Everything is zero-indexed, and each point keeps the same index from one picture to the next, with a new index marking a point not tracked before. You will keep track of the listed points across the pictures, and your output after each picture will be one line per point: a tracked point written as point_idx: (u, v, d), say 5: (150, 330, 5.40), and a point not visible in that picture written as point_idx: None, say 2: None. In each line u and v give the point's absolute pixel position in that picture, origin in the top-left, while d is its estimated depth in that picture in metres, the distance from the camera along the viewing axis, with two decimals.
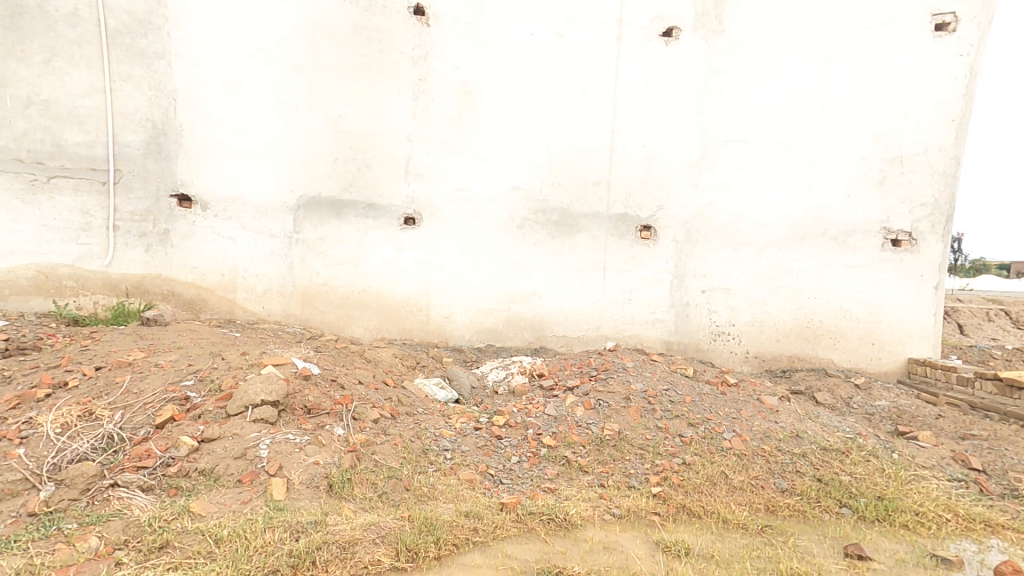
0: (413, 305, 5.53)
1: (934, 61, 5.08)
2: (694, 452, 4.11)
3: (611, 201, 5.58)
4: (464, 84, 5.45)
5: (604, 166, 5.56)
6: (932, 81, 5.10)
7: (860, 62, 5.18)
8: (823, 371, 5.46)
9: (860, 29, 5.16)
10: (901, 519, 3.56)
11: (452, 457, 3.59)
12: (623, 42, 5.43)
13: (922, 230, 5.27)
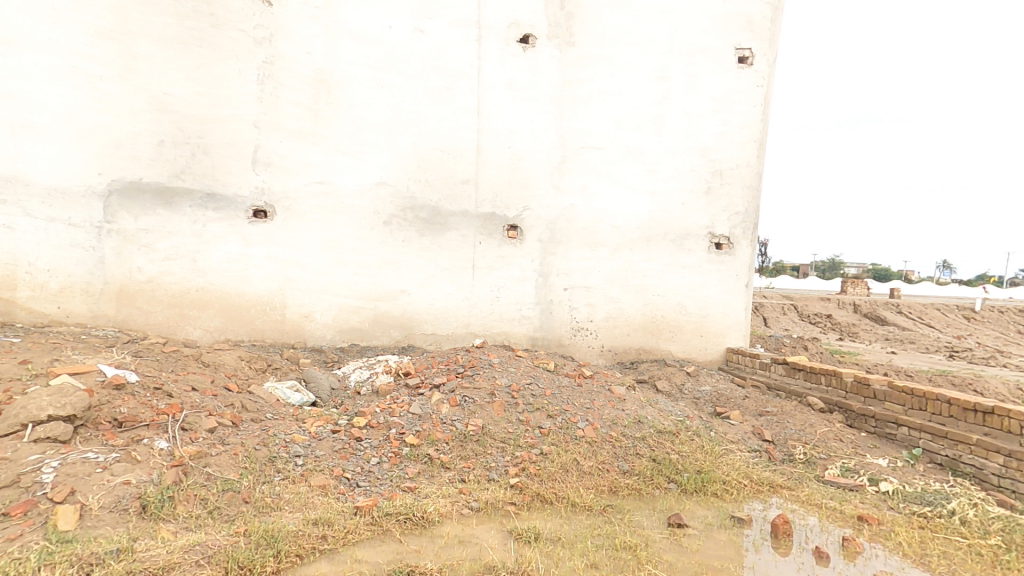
0: (267, 303, 5.15)
1: (741, 89, 5.90)
2: (551, 442, 4.40)
3: (479, 201, 5.71)
4: (318, 70, 5.22)
5: (471, 166, 5.67)
6: (740, 105, 5.93)
7: (687, 85, 5.88)
8: (663, 362, 6.17)
9: (686, 56, 5.84)
10: (713, 488, 4.22)
11: (304, 463, 3.43)
12: (482, 44, 5.59)
13: (738, 236, 6.14)
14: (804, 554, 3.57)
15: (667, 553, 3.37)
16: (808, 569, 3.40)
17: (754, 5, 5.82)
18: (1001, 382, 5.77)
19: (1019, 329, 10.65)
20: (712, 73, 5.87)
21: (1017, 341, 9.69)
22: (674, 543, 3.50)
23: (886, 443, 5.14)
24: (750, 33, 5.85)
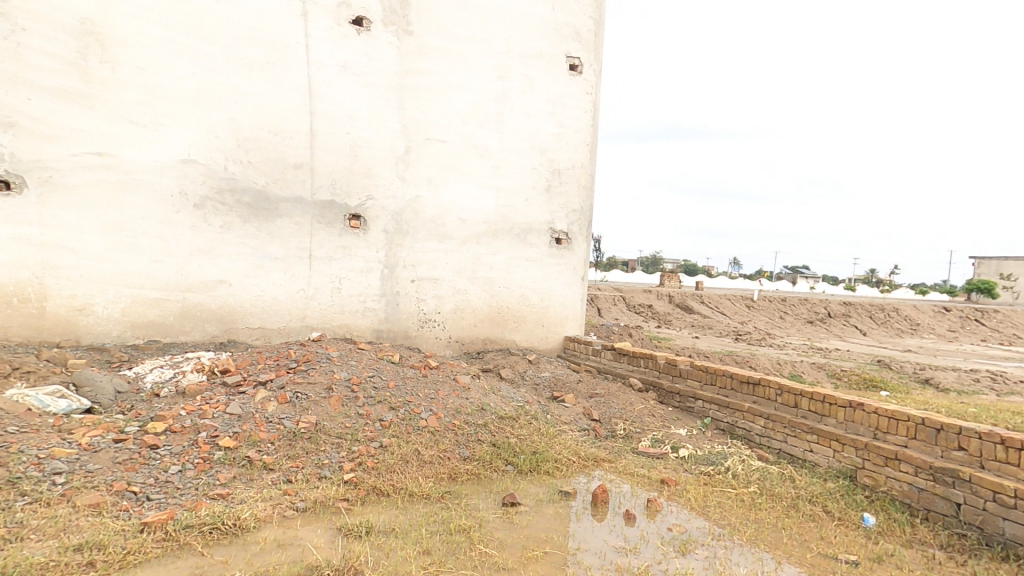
0: (15, 293, 4.31)
1: (573, 94, 6.42)
2: (392, 434, 4.36)
3: (315, 186, 5.40)
4: (85, 20, 4.45)
5: (305, 149, 5.33)
6: (573, 110, 6.45)
7: (525, 86, 6.22)
8: (508, 351, 6.47)
9: (523, 58, 6.17)
10: (545, 467, 4.56)
11: (66, 481, 3.02)
12: (310, 20, 5.29)
13: (575, 232, 6.68)
14: (616, 517, 4.08)
15: (498, 531, 3.57)
16: (619, 530, 3.90)
17: (579, 18, 6.36)
18: (767, 358, 7.18)
19: (782, 314, 13.27)
20: (546, 77, 6.29)
21: (779, 324, 12.10)
22: (506, 521, 3.72)
23: (686, 415, 6.20)
24: (578, 44, 6.40)
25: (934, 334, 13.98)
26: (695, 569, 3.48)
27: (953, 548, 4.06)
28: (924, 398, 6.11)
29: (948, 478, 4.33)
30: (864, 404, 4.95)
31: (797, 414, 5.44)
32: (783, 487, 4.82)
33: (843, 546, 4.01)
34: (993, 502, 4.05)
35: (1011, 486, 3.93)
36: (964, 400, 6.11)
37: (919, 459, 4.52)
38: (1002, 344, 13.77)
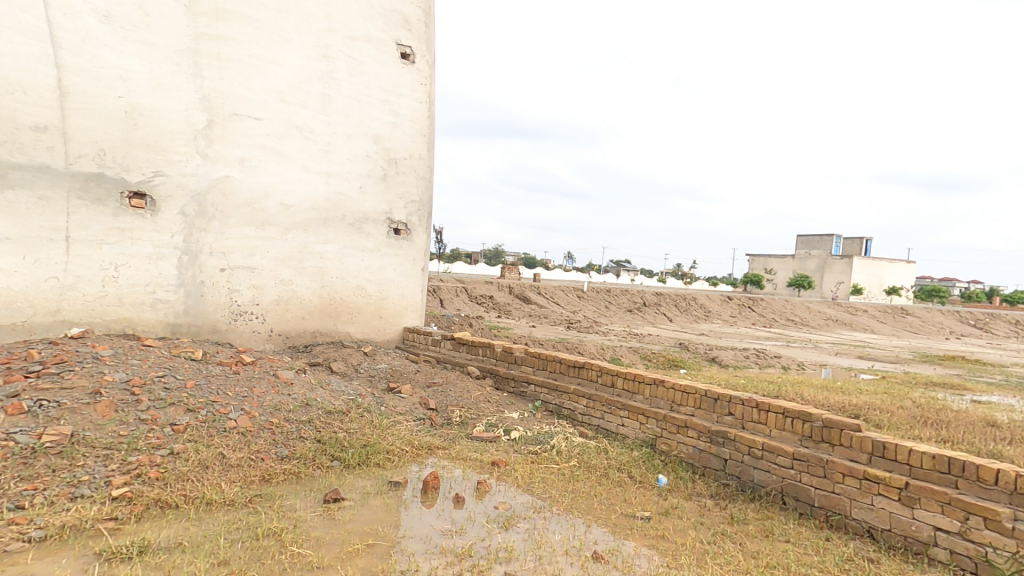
0: None
1: (406, 83, 6.39)
2: (187, 439, 3.92)
3: (74, 155, 4.61)
4: None
5: (51, 109, 4.50)
6: (407, 98, 6.41)
7: (350, 68, 6.04)
8: (341, 343, 6.20)
9: (347, 39, 6.01)
10: (375, 459, 4.45)
11: None
12: None
13: (414, 223, 6.62)
14: (446, 501, 4.15)
15: (316, 529, 3.37)
16: (447, 514, 3.97)
17: (408, 6, 6.35)
18: (594, 343, 7.91)
19: (607, 303, 14.77)
20: (374, 62, 6.18)
21: (604, 313, 13.51)
22: (326, 518, 3.53)
23: (519, 399, 6.55)
24: (409, 32, 6.39)
25: (721, 319, 16.85)
26: (516, 541, 3.72)
27: (719, 496, 4.94)
28: (710, 373, 7.30)
29: (719, 439, 5.22)
30: (665, 380, 5.72)
31: (614, 393, 6.08)
32: (597, 458, 5.37)
33: (640, 505, 4.62)
34: (748, 455, 5.01)
35: (759, 441, 4.92)
36: (737, 373, 7.45)
37: (701, 425, 5.36)
38: (769, 326, 17.16)
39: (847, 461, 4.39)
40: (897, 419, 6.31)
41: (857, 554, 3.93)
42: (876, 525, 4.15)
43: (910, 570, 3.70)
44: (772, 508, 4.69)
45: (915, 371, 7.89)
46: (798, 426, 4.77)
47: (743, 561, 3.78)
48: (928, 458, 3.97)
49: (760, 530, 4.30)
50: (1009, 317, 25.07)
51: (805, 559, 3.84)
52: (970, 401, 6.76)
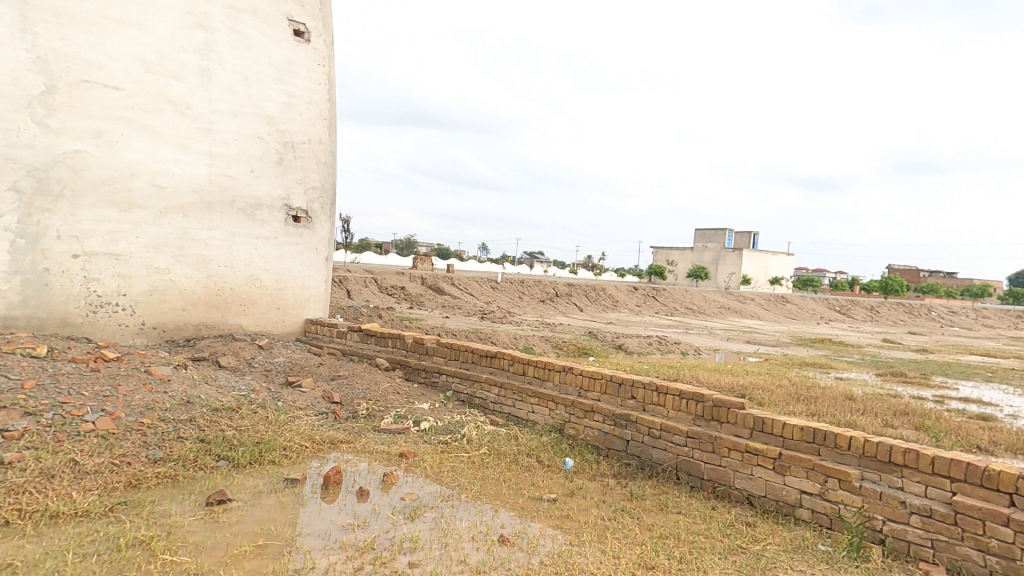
0: None
1: (300, 61, 6.39)
2: (27, 446, 3.54)
3: None
4: None
5: None
6: (301, 78, 6.40)
7: (233, 42, 5.92)
8: (230, 337, 5.84)
9: (230, 12, 5.91)
10: (270, 457, 4.24)
11: None
12: None
13: (315, 210, 6.48)
14: (349, 496, 4.04)
15: (195, 534, 3.16)
16: (349, 509, 3.86)
17: None
18: (507, 333, 8.04)
19: (521, 295, 15.05)
20: (262, 37, 6.13)
21: (517, 304, 13.74)
22: (207, 522, 3.31)
23: (430, 389, 6.50)
24: (300, 9, 6.41)
25: (628, 309, 17.78)
26: (422, 531, 3.71)
27: (621, 475, 5.23)
28: (616, 359, 7.69)
29: (622, 422, 5.52)
30: (573, 366, 5.93)
31: (525, 380, 6.20)
32: (508, 445, 5.46)
33: (547, 487, 4.78)
34: (648, 435, 5.34)
35: (658, 422, 5.26)
36: (641, 359, 7.90)
37: (606, 408, 5.63)
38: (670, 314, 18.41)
39: (732, 436, 4.82)
40: (776, 396, 7.02)
41: (738, 520, 4.34)
42: (754, 492, 4.60)
43: (780, 530, 4.17)
44: (667, 483, 5.04)
45: (792, 353, 8.82)
46: (692, 406, 5.15)
47: (640, 534, 4.05)
48: (797, 429, 4.45)
49: (655, 504, 4.62)
50: (868, 304, 28.74)
51: (693, 528, 4.19)
52: (835, 377, 7.67)
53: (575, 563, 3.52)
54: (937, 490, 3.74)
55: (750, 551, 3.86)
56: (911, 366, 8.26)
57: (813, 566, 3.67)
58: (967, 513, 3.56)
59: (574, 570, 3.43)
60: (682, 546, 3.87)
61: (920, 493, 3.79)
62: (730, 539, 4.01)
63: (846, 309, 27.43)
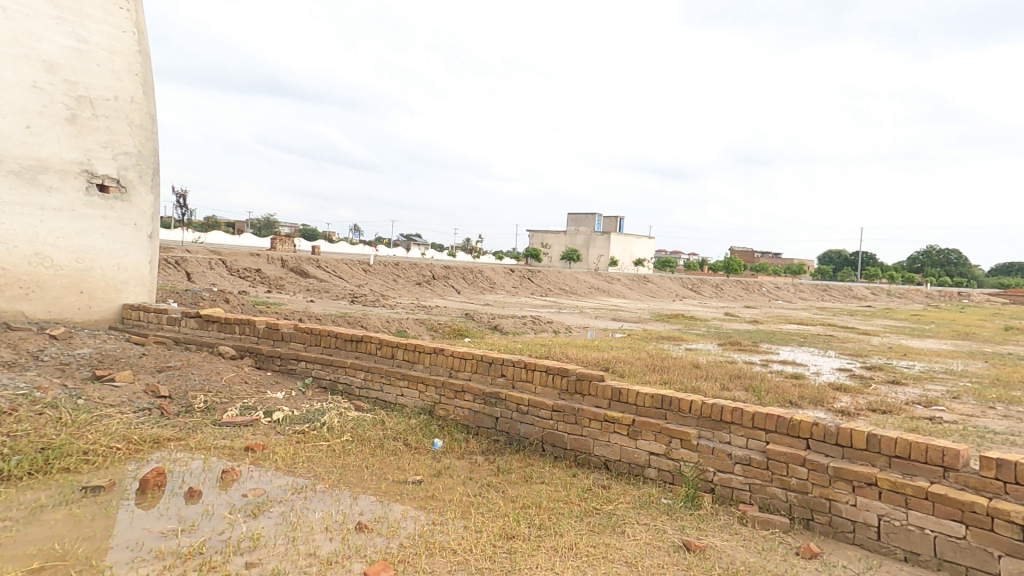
0: None
1: (94, 5, 5.89)
2: None
3: None
4: None
5: None
6: (98, 26, 5.91)
7: None
8: (8, 325, 5.28)
9: None
10: (62, 463, 3.71)
11: None
12: None
13: (129, 179, 6.14)
14: (175, 499, 3.62)
15: None
16: (173, 513, 3.45)
17: None
18: (378, 317, 7.78)
19: (395, 278, 15.12)
20: None
21: (392, 287, 13.95)
22: None
23: (287, 377, 6.08)
24: None
25: (505, 290, 18.26)
26: (266, 527, 3.40)
27: (489, 451, 5.32)
28: (491, 339, 7.78)
29: (492, 400, 5.57)
30: (444, 348, 5.84)
31: (393, 363, 5.99)
32: (373, 430, 5.22)
33: (412, 470, 4.66)
34: (515, 411, 5.46)
35: (526, 398, 5.40)
36: (516, 339, 8.08)
37: (476, 387, 5.65)
38: (544, 295, 19.34)
39: (593, 407, 5.11)
40: (635, 368, 7.58)
41: (595, 484, 4.64)
42: (610, 457, 4.93)
43: (630, 489, 4.52)
44: (533, 455, 5.22)
45: (651, 329, 9.61)
46: (558, 380, 5.36)
47: (504, 506, 4.15)
48: (648, 397, 4.83)
49: (520, 476, 4.77)
50: (718, 282, 32.53)
51: (554, 495, 4.40)
52: (685, 349, 8.49)
53: (436, 541, 3.48)
54: (755, 441, 4.24)
55: (603, 511, 4.14)
56: (744, 336, 9.43)
57: (656, 518, 4.04)
58: (776, 458, 4.07)
59: (434, 548, 3.40)
60: (542, 514, 4.03)
61: (742, 445, 4.27)
62: (586, 503, 4.26)
63: (697, 287, 30.73)
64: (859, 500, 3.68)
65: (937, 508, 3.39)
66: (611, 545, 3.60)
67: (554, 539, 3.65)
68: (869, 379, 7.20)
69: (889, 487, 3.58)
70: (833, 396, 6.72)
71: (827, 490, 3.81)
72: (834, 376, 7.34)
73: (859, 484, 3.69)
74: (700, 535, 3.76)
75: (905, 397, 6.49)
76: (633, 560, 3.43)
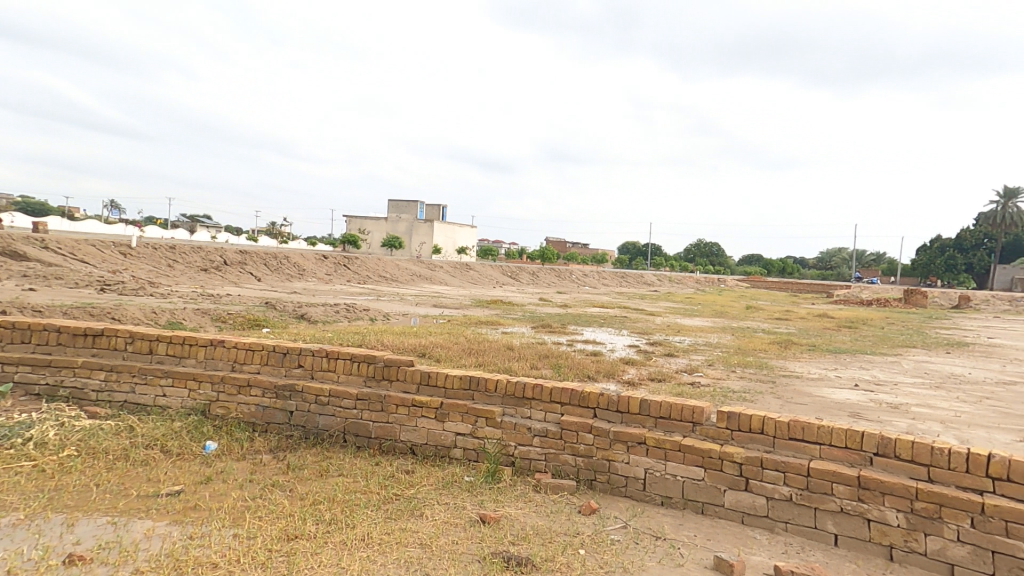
0: None
1: None
2: None
3: None
4: None
5: None
6: None
7: None
8: None
9: None
10: None
11: None
12: None
13: None
14: None
15: None
16: None
17: None
18: (140, 309, 6.60)
19: (170, 262, 14.45)
20: None
21: (164, 273, 13.38)
22: None
23: None
24: None
25: (315, 277, 18.63)
26: None
27: (279, 448, 4.68)
28: (294, 329, 7.14)
29: (286, 393, 4.94)
30: (224, 340, 5.12)
31: (151, 360, 5.12)
32: (113, 440, 4.38)
33: (170, 480, 3.94)
34: (314, 403, 4.89)
35: (326, 389, 4.86)
36: (325, 327, 7.59)
37: (265, 380, 4.98)
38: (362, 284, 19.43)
39: (400, 393, 4.72)
40: (451, 352, 7.62)
41: (398, 470, 4.30)
42: (416, 442, 4.61)
43: (434, 471, 4.26)
44: (332, 448, 4.70)
45: (471, 314, 9.85)
46: (364, 368, 4.88)
47: (289, 506, 3.64)
48: (457, 378, 4.57)
49: (315, 471, 4.26)
50: (544, 271, 35.26)
51: (352, 487, 3.97)
52: (501, 332, 8.83)
53: (190, 558, 2.95)
54: (553, 413, 4.24)
55: (404, 496, 3.85)
56: (555, 319, 10.22)
57: (457, 496, 3.88)
58: (569, 428, 4.13)
59: (186, 567, 2.88)
60: (335, 508, 3.62)
61: (541, 418, 4.25)
62: (386, 490, 3.92)
63: (520, 273, 32.74)
64: (631, 458, 3.89)
65: (687, 457, 3.72)
66: (406, 529, 3.36)
67: (344, 532, 3.29)
68: (651, 353, 8.29)
69: (655, 445, 3.82)
70: (622, 369, 7.58)
71: (608, 452, 3.98)
72: (626, 352, 8.30)
73: (632, 444, 3.90)
74: (496, 506, 3.69)
75: (675, 367, 7.60)
76: (428, 540, 3.23)
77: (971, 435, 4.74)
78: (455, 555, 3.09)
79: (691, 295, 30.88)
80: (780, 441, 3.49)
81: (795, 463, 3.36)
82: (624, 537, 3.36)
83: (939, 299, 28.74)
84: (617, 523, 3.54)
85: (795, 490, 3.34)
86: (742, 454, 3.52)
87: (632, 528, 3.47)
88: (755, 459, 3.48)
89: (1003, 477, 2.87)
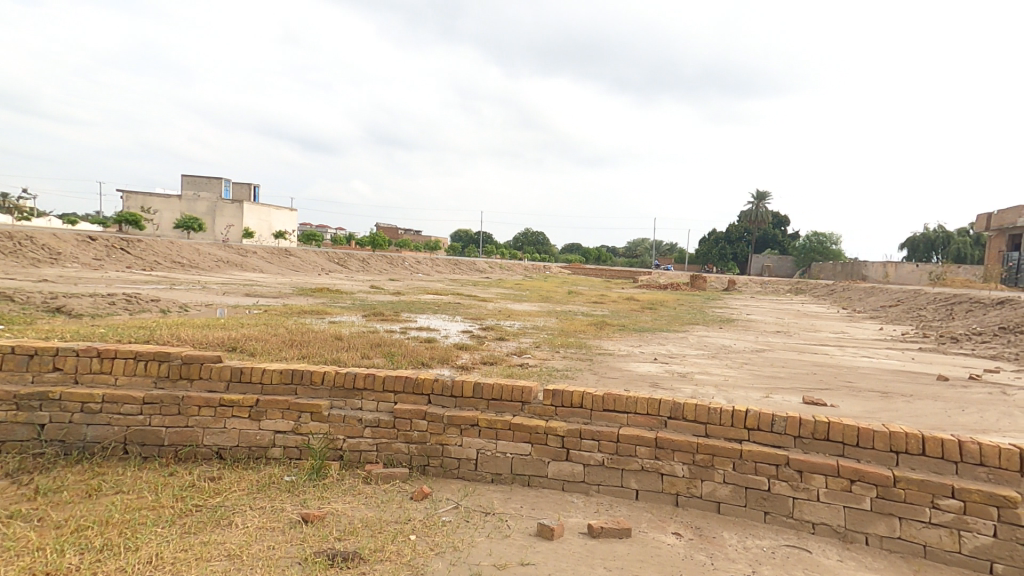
0: None
1: None
2: None
3: None
4: None
5: None
6: None
7: None
8: None
9: None
10: None
11: None
12: None
13: None
14: None
15: None
16: None
17: None
18: None
19: None
20: None
21: None
22: None
23: None
24: None
25: (76, 263, 15.07)
26: None
27: (22, 471, 3.62)
28: (46, 325, 5.65)
29: (32, 403, 3.85)
30: None
31: None
32: None
33: None
34: (79, 412, 3.88)
35: (98, 394, 3.88)
36: (95, 321, 6.17)
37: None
38: (146, 271, 16.34)
39: (203, 393, 3.99)
40: (268, 344, 6.79)
41: (200, 478, 3.62)
42: (225, 445, 3.94)
43: (247, 475, 3.69)
44: (106, 463, 3.78)
45: (292, 304, 8.97)
46: (153, 367, 4.00)
47: (37, 538, 2.80)
48: (276, 373, 4.02)
49: (79, 492, 3.36)
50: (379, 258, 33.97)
51: (134, 504, 3.21)
52: (328, 322, 8.19)
53: None
54: (386, 402, 4.01)
55: (207, 506, 3.25)
56: (387, 307, 9.85)
57: (274, 498, 3.41)
58: (402, 416, 3.94)
59: None
60: (108, 531, 2.88)
61: (372, 408, 3.99)
62: (183, 502, 3.25)
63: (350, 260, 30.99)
64: (464, 441, 3.87)
65: (515, 434, 3.83)
66: (209, 543, 2.83)
67: (122, 558, 2.64)
68: (483, 338, 8.49)
69: (487, 425, 3.86)
70: (456, 355, 7.60)
71: (441, 436, 3.89)
72: (459, 338, 8.36)
73: (465, 427, 3.88)
74: (320, 504, 3.35)
75: (506, 349, 7.90)
76: (236, 551, 2.77)
77: (735, 394, 5.81)
78: (270, 562, 2.70)
79: (519, 280, 32.65)
80: (596, 413, 3.80)
81: (607, 431, 3.69)
82: (455, 518, 3.32)
83: (715, 283, 35.00)
84: (449, 505, 3.49)
85: (607, 455, 3.67)
86: (564, 427, 3.76)
87: (463, 507, 3.46)
88: (575, 431, 3.74)
89: (755, 427, 3.49)
